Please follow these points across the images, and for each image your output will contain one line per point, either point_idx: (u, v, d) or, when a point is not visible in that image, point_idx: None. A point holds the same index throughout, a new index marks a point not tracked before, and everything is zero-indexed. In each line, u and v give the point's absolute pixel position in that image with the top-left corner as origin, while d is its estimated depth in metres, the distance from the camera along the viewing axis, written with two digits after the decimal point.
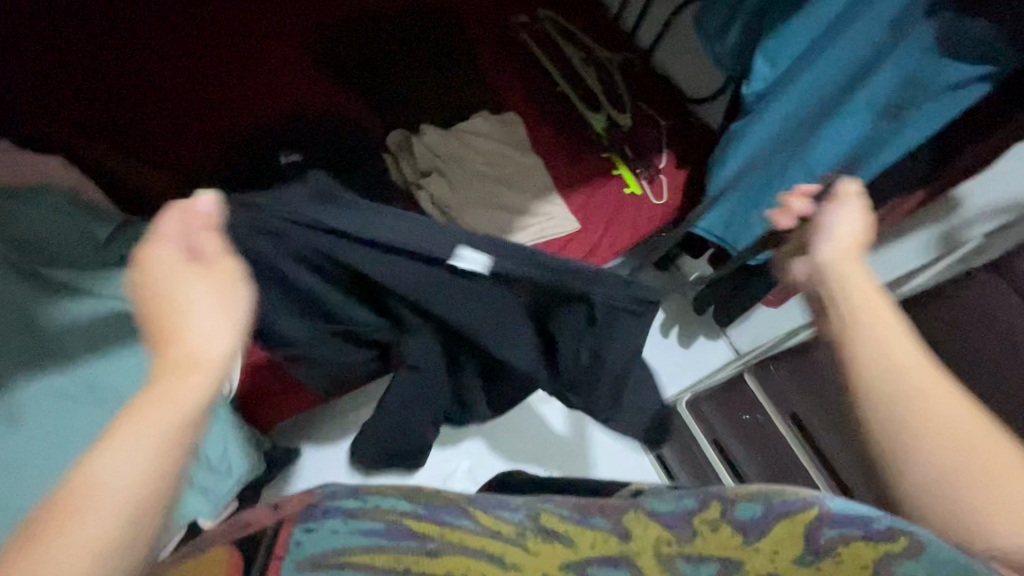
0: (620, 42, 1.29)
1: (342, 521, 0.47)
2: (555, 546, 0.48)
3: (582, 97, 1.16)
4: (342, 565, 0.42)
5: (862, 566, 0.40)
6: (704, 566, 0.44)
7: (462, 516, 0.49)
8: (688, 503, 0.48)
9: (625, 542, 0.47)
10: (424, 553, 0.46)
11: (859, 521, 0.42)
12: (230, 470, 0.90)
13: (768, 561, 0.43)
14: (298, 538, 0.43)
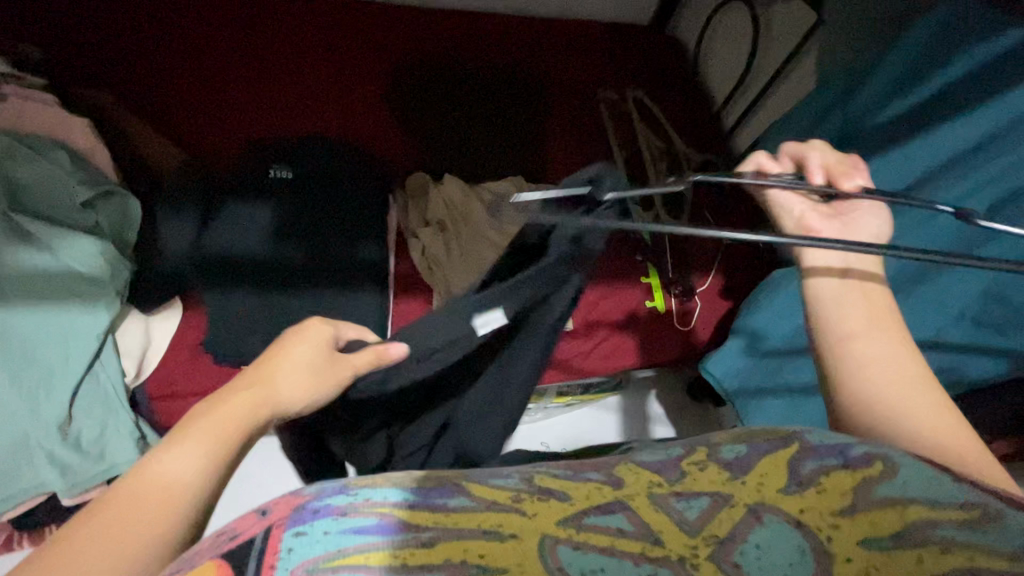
0: (712, 138, 1.15)
1: (331, 510, 0.27)
2: (550, 505, 0.29)
3: (638, 188, 1.05)
4: (326, 544, 0.26)
5: (843, 494, 0.30)
6: (693, 502, 0.30)
7: (458, 497, 0.29)
8: (677, 450, 0.34)
9: (620, 488, 0.30)
10: (416, 544, 0.26)
11: (836, 452, 0.32)
12: (100, 456, 0.78)
13: (756, 493, 0.30)
14: (293, 526, 0.26)
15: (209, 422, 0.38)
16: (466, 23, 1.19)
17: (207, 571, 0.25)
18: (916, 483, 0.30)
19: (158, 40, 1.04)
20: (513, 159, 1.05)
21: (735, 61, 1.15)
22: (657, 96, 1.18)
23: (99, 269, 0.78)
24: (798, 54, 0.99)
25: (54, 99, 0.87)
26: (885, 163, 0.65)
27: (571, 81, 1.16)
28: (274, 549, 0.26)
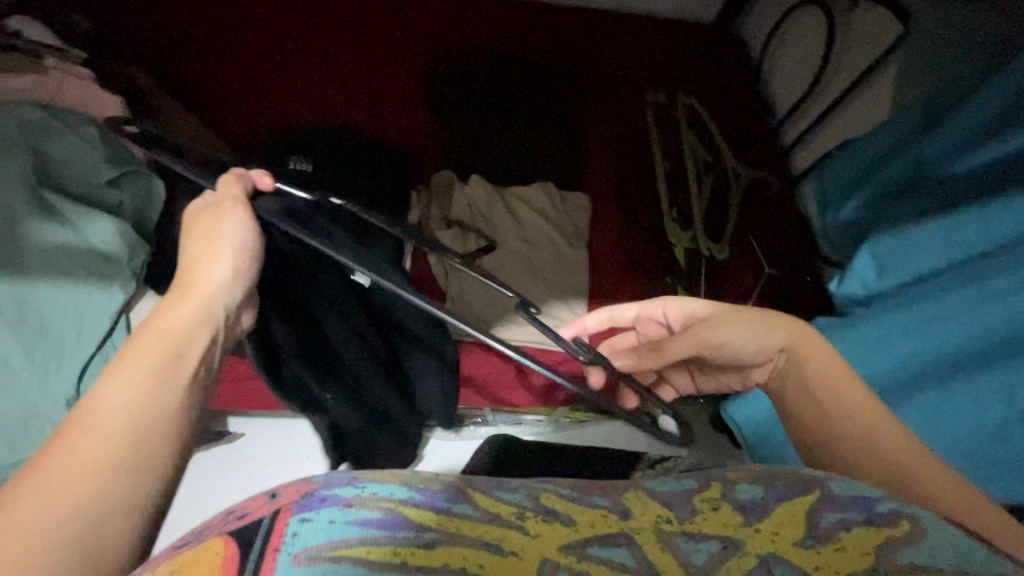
0: (769, 158, 1.06)
1: (337, 500, 0.27)
2: (554, 528, 0.29)
3: (677, 206, 0.99)
4: (330, 533, 0.26)
5: (865, 552, 0.29)
6: (705, 545, 0.30)
7: (461, 504, 0.29)
8: (690, 483, 0.34)
9: (626, 521, 0.30)
10: (420, 545, 0.26)
11: (859, 504, 0.31)
12: None
13: (769, 544, 0.30)
14: (300, 511, 0.27)
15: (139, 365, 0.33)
16: (512, 16, 1.13)
17: (214, 544, 0.25)
18: (944, 553, 0.28)
19: (198, 19, 1.03)
20: (547, 164, 0.99)
21: (802, 73, 1.05)
22: (710, 106, 1.10)
23: (115, 247, 0.78)
24: (877, 70, 0.89)
25: (89, 73, 0.88)
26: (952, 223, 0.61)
27: (618, 83, 1.09)
28: (280, 531, 0.26)
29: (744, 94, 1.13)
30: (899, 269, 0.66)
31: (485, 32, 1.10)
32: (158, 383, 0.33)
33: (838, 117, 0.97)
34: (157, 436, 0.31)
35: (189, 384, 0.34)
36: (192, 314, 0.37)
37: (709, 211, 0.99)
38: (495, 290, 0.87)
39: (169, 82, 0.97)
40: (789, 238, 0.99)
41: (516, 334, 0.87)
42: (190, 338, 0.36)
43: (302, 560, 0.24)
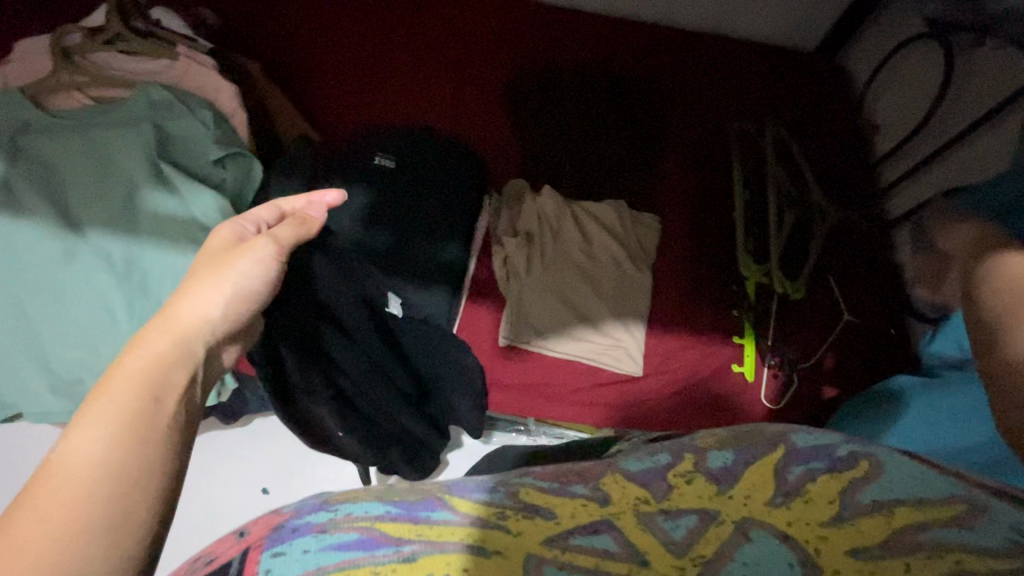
0: (863, 197, 1.01)
1: (309, 530, 0.31)
2: (537, 522, 0.33)
3: (753, 237, 0.94)
4: (303, 563, 0.29)
5: (829, 501, 0.33)
6: (682, 520, 0.33)
7: (443, 513, 0.34)
8: (662, 461, 0.38)
9: (605, 507, 0.34)
10: (399, 560, 0.29)
11: (818, 455, 0.36)
12: None
13: (742, 508, 0.34)
14: (272, 546, 0.30)
15: (122, 407, 0.31)
16: (606, 33, 1.14)
17: None
18: (900, 483, 0.33)
19: (311, 20, 1.11)
20: (621, 183, 0.99)
21: (909, 115, 0.99)
22: (803, 138, 1.05)
23: (213, 220, 0.83)
24: (998, 116, 0.82)
25: (213, 61, 0.96)
26: None
27: (707, 108, 1.07)
28: (252, 569, 0.29)
29: (844, 127, 1.07)
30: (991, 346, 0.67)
31: (577, 48, 1.12)
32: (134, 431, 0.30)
33: (948, 158, 0.91)
34: (138, 475, 0.29)
35: (174, 422, 0.32)
36: (173, 348, 0.36)
37: (788, 245, 0.94)
38: (553, 304, 0.87)
39: (280, 77, 1.06)
40: (876, 281, 0.94)
41: (569, 349, 0.87)
42: (166, 376, 0.34)
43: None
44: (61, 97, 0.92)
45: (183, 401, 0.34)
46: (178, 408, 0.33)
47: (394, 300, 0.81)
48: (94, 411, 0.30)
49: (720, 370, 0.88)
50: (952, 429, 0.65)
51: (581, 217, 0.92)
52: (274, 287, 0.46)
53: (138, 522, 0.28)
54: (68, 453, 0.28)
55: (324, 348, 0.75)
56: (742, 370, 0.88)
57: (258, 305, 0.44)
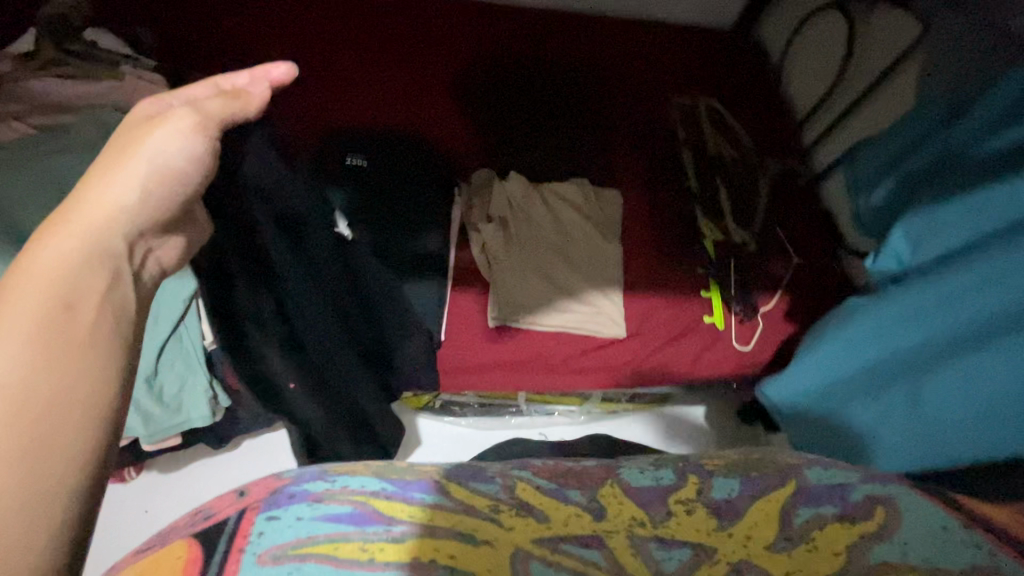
0: (792, 153, 1.12)
1: (303, 498, 0.45)
2: (530, 523, 0.46)
3: (704, 202, 1.04)
4: (295, 526, 0.43)
5: (836, 552, 0.46)
6: (675, 548, 0.45)
7: (433, 494, 0.47)
8: (664, 480, 0.51)
9: (600, 522, 0.47)
10: (387, 540, 0.42)
11: (831, 504, 0.50)
12: (179, 411, 0.84)
13: (736, 544, 0.46)
14: (266, 514, 0.44)
15: (26, 305, 0.35)
16: (544, 25, 1.20)
17: (177, 547, 0.42)
18: (911, 539, 0.46)
19: (253, 34, 1.11)
20: (580, 163, 1.05)
21: (818, 78, 1.12)
22: (733, 107, 1.16)
23: None
24: (900, 67, 0.95)
25: (162, 79, 0.95)
26: (950, 213, 0.74)
27: (646, 86, 1.16)
28: (246, 532, 0.43)
29: (768, 93, 1.19)
30: (936, 243, 0.75)
31: (520, 40, 1.18)
32: (44, 325, 0.35)
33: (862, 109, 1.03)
34: (47, 391, 0.34)
35: (85, 330, 0.36)
36: (78, 250, 0.39)
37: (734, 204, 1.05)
38: (538, 282, 0.92)
39: None
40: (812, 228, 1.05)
41: (557, 321, 0.91)
42: (76, 280, 0.38)
43: (264, 560, 0.41)
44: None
45: (98, 304, 0.38)
46: (92, 313, 0.37)
47: (343, 224, 0.81)
48: (10, 317, 0.35)
49: (694, 324, 0.96)
50: (868, 346, 0.79)
51: (551, 200, 0.99)
52: (203, 162, 0.49)
53: (73, 441, 0.34)
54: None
55: (276, 265, 0.70)
56: (713, 320, 0.96)
57: (186, 182, 0.48)
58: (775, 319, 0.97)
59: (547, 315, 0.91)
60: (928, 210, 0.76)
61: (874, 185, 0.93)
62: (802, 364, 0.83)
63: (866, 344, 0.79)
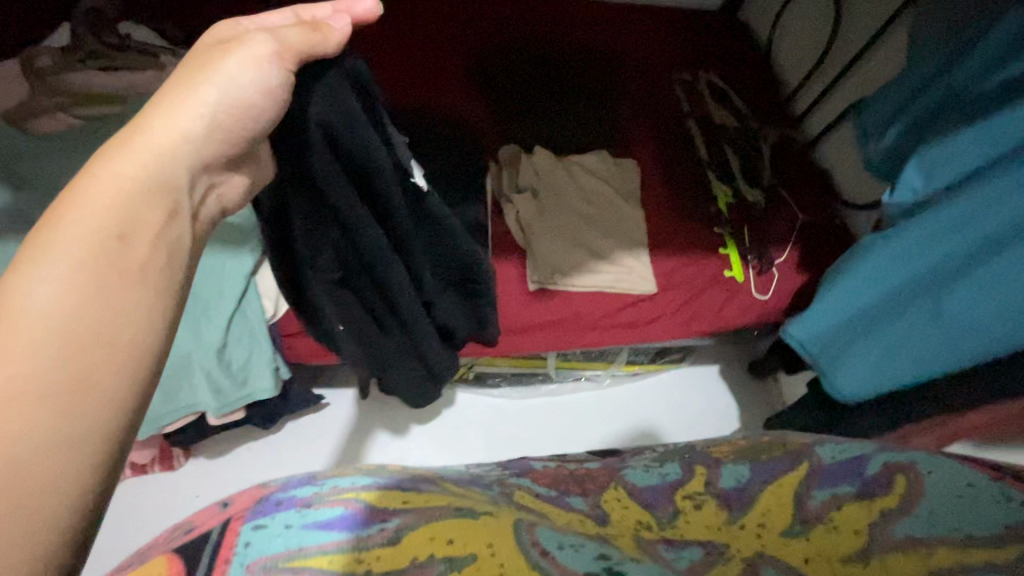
0: (786, 121, 1.20)
1: (292, 504, 0.38)
2: (474, 524, 0.38)
3: (715, 166, 1.11)
4: (284, 535, 0.35)
5: (857, 531, 0.43)
6: (685, 548, 0.43)
7: (425, 488, 0.43)
8: (673, 477, 0.50)
9: (605, 526, 0.45)
10: (382, 540, 0.36)
11: (852, 474, 0.47)
12: (244, 383, 0.92)
13: (753, 538, 0.44)
14: (252, 521, 0.36)
15: (75, 240, 0.31)
16: (545, 5, 1.26)
17: (158, 564, 0.34)
18: (940, 497, 0.43)
19: None
20: (598, 134, 1.11)
21: (807, 52, 1.19)
22: (730, 80, 1.23)
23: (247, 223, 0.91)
24: (885, 34, 1.01)
25: None
26: (958, 144, 0.76)
27: (650, 60, 1.22)
28: (231, 543, 0.35)
29: (760, 66, 1.26)
30: (948, 172, 0.78)
31: (524, 20, 1.22)
32: (91, 261, 0.31)
33: (852, 76, 1.10)
34: (96, 321, 0.29)
35: (141, 264, 0.32)
36: (134, 180, 0.35)
37: (744, 167, 1.11)
38: (569, 246, 0.99)
39: None
40: (813, 186, 1.13)
41: (591, 281, 0.98)
42: (136, 211, 0.33)
43: (253, 570, 0.33)
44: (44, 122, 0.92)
45: (154, 239, 0.33)
46: (149, 247, 0.33)
47: (420, 172, 0.65)
48: (56, 242, 0.31)
49: (714, 279, 1.04)
50: (883, 275, 0.86)
51: (580, 169, 1.05)
52: (277, 96, 0.45)
53: (107, 375, 0.29)
54: (23, 292, 0.29)
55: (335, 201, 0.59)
56: (731, 274, 1.03)
57: (265, 117, 0.44)
58: (788, 271, 1.05)
59: (582, 275, 0.98)
60: (936, 141, 0.78)
61: (884, 129, 0.88)
62: (835, 293, 0.92)
63: (883, 275, 0.86)
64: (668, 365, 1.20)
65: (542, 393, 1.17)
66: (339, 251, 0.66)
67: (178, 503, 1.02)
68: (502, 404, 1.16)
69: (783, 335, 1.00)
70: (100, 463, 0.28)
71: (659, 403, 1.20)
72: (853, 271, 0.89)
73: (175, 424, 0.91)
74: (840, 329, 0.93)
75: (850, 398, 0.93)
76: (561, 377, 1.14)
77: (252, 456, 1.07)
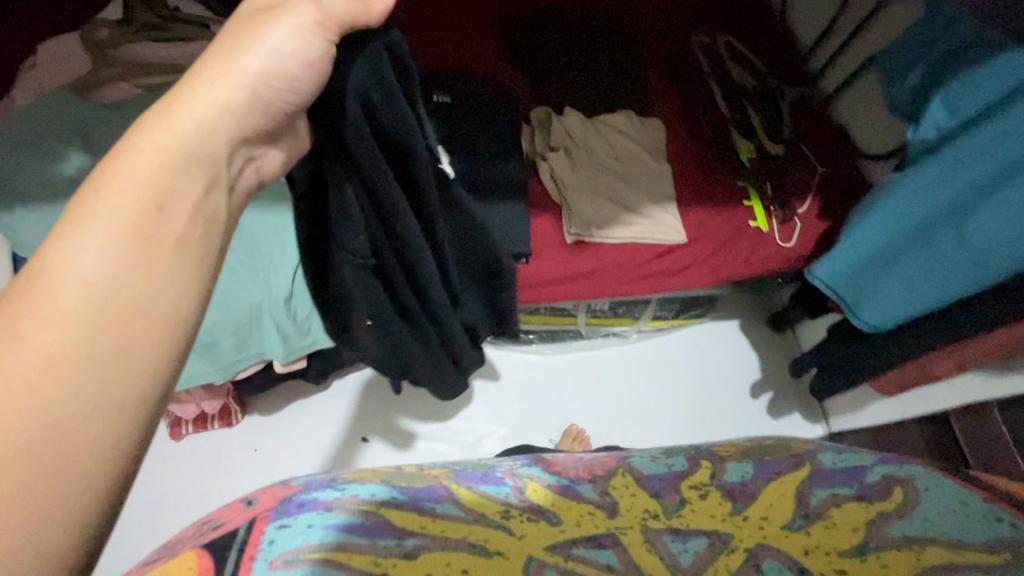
0: (801, 80, 1.21)
1: (314, 504, 0.41)
2: (541, 528, 0.43)
3: (736, 124, 1.10)
4: (306, 533, 0.38)
5: (857, 528, 0.46)
6: (691, 540, 0.45)
7: (444, 505, 0.44)
8: (677, 467, 0.52)
9: (611, 519, 0.46)
10: (400, 553, 0.38)
11: (857, 481, 0.51)
12: (309, 331, 0.89)
13: (754, 532, 0.46)
14: (277, 521, 0.39)
15: (116, 214, 0.29)
16: None
17: (187, 559, 0.36)
18: (936, 521, 0.45)
19: None
20: (619, 93, 1.10)
21: (823, 16, 1.20)
22: (745, 40, 1.23)
23: None
24: None
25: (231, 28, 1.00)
26: (974, 77, 0.72)
27: (667, 18, 1.22)
28: (257, 540, 0.38)
29: (773, 28, 1.27)
30: (970, 103, 0.72)
31: None
32: (133, 243, 0.29)
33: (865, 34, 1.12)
34: (129, 298, 0.28)
35: (180, 240, 0.30)
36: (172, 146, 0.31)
37: (765, 121, 1.11)
38: (601, 198, 0.98)
39: None
40: (833, 142, 1.13)
41: (628, 233, 0.98)
42: (174, 182, 0.31)
43: (277, 565, 0.36)
44: (106, 94, 0.91)
45: (194, 213, 0.31)
46: (187, 221, 0.31)
47: (447, 159, 0.64)
48: (98, 212, 0.29)
49: (739, 229, 1.03)
50: (903, 212, 0.81)
51: (611, 129, 1.05)
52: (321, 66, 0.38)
53: (143, 355, 0.28)
54: (66, 260, 0.27)
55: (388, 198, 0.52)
56: (756, 225, 1.03)
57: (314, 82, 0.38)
58: (815, 221, 1.05)
59: (625, 232, 0.98)
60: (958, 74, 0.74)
61: (907, 70, 0.83)
62: (856, 234, 0.87)
63: (902, 211, 0.81)
64: (691, 320, 1.28)
65: (575, 348, 1.25)
66: (374, 246, 0.59)
67: (231, 459, 1.09)
68: (518, 363, 1.23)
69: (807, 276, 0.94)
70: (126, 459, 0.27)
71: (674, 360, 1.28)
72: (877, 210, 0.84)
73: (245, 371, 0.91)
74: (866, 264, 0.88)
75: (875, 327, 0.90)
76: (590, 334, 1.22)
77: (296, 413, 1.14)
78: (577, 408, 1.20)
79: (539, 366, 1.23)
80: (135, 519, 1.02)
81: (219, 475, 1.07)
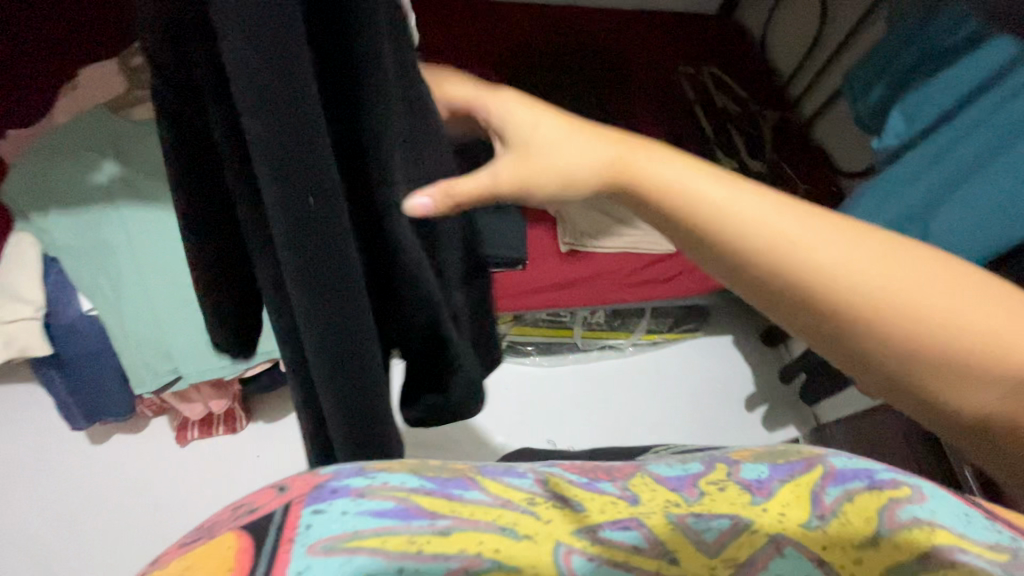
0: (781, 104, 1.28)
1: (347, 491, 0.34)
2: (566, 513, 0.36)
3: (720, 144, 1.17)
4: (343, 522, 0.32)
5: (867, 522, 0.37)
6: (717, 520, 0.37)
7: (472, 491, 0.37)
8: (696, 468, 0.42)
9: (635, 505, 0.38)
10: (433, 531, 0.33)
11: (862, 476, 0.40)
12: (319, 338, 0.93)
13: (776, 522, 0.37)
14: (312, 504, 0.33)
15: None
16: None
17: (227, 540, 0.31)
18: (947, 516, 0.37)
19: None
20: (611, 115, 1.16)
21: (805, 40, 1.28)
22: (729, 68, 1.31)
23: None
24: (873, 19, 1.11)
25: None
26: (928, 92, 0.78)
27: (656, 47, 1.28)
28: (294, 524, 0.32)
29: (755, 58, 1.35)
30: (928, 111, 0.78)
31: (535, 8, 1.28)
32: None
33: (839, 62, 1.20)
34: None
35: None
36: None
37: (749, 141, 1.18)
38: (593, 211, 1.02)
39: None
40: (815, 160, 1.19)
41: (619, 242, 1.02)
42: None
43: (316, 551, 0.31)
44: (140, 108, 0.87)
45: None
46: None
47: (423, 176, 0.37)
48: None
49: None
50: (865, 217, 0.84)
51: None
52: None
53: None
54: None
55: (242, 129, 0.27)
56: None
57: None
58: None
59: (622, 244, 1.02)
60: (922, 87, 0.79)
61: (868, 90, 0.90)
62: None
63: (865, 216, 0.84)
64: (685, 334, 1.32)
65: (570, 360, 1.28)
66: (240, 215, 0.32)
67: (232, 464, 1.12)
68: (519, 375, 1.25)
69: None
70: None
71: (667, 371, 1.31)
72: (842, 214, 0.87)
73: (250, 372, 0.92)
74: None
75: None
76: (587, 347, 1.25)
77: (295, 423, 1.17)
78: (571, 418, 1.22)
79: (539, 379, 1.26)
80: (136, 520, 1.04)
81: (222, 480, 1.09)
